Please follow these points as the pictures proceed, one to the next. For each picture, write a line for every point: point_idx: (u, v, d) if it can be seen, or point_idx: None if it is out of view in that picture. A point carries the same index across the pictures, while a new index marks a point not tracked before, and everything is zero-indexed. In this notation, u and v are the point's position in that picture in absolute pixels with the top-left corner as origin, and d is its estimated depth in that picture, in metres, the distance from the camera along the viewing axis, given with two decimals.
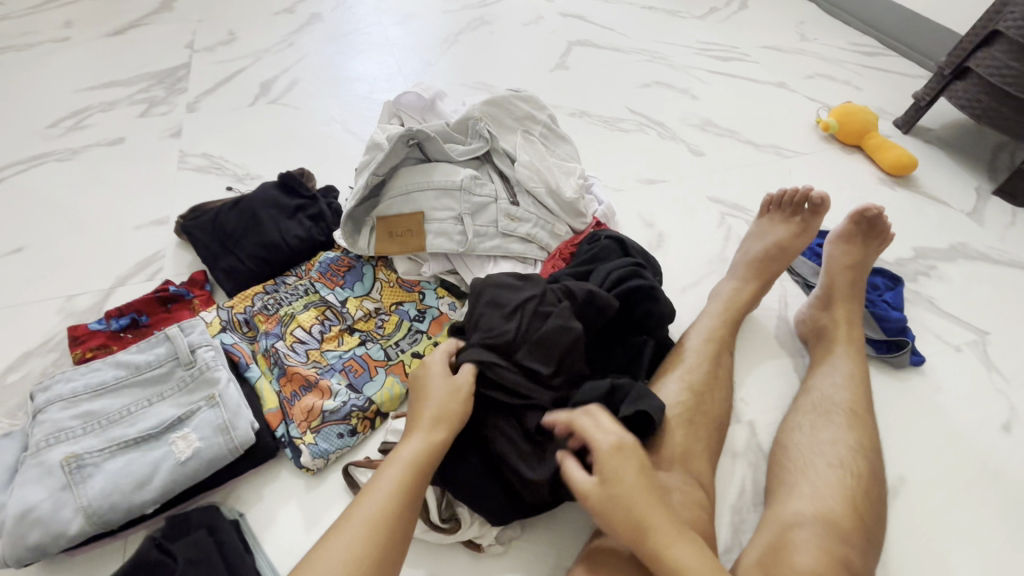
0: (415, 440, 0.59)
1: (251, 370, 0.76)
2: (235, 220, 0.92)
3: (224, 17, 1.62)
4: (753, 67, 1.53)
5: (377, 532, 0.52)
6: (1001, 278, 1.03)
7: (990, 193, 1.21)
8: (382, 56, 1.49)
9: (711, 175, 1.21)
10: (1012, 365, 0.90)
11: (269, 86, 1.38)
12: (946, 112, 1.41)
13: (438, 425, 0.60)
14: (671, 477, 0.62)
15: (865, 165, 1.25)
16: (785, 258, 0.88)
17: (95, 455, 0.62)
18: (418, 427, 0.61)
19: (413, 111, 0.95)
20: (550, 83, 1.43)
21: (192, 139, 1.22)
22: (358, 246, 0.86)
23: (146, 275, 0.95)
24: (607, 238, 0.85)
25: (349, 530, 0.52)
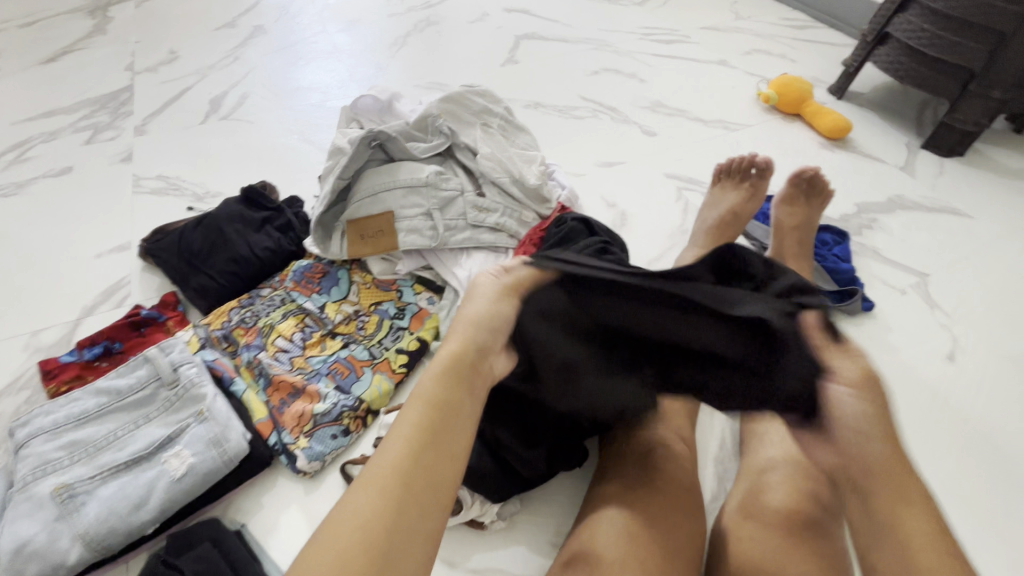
0: (434, 372, 0.53)
1: (235, 384, 0.76)
2: (201, 238, 0.92)
3: (164, 36, 1.58)
4: (694, 47, 1.59)
5: (403, 469, 0.47)
6: (935, 223, 1.12)
7: (919, 147, 1.30)
8: (332, 63, 1.49)
9: (665, 153, 1.26)
10: (951, 301, 0.98)
11: (219, 102, 1.36)
12: (873, 76, 1.50)
13: (461, 351, 0.55)
14: (654, 434, 0.66)
15: (805, 132, 1.33)
16: (739, 222, 0.93)
17: (86, 482, 0.61)
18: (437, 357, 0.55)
19: (371, 114, 0.96)
20: (502, 78, 1.46)
21: (144, 162, 1.19)
22: (331, 251, 0.87)
23: (113, 302, 0.93)
24: (574, 220, 0.88)
25: (372, 470, 0.47)
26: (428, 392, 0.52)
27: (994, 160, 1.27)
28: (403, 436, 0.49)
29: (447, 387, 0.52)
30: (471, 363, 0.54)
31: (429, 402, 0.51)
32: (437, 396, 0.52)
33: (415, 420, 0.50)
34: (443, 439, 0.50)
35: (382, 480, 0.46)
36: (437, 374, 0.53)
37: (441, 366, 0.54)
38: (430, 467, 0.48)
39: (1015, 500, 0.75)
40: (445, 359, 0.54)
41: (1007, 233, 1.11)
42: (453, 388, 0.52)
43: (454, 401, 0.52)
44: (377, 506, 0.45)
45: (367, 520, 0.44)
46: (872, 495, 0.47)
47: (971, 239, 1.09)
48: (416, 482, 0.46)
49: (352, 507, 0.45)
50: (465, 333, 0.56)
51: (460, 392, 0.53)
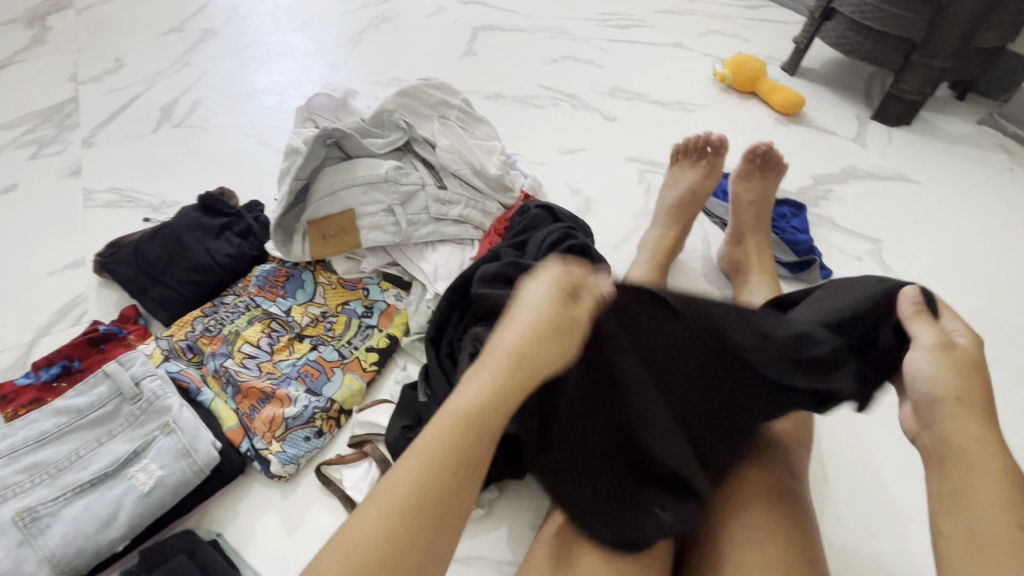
0: (466, 391, 0.50)
1: (203, 393, 0.74)
2: (158, 248, 0.89)
3: (108, 44, 1.53)
4: (650, 31, 1.61)
5: (418, 494, 0.44)
6: (886, 191, 1.16)
7: (869, 118, 1.34)
8: (287, 64, 1.46)
9: (627, 137, 1.28)
10: (904, 264, 1.02)
11: (170, 109, 1.32)
12: (823, 52, 1.54)
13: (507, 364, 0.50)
14: None
15: (761, 109, 1.36)
16: (699, 200, 0.95)
17: (51, 504, 0.60)
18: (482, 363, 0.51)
19: (326, 112, 0.94)
20: (462, 71, 1.45)
21: (95, 175, 1.15)
22: (293, 254, 0.86)
23: (70, 320, 0.90)
24: (537, 208, 0.89)
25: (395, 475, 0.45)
26: (456, 411, 0.48)
27: (939, 128, 1.32)
28: (424, 456, 0.46)
29: (477, 407, 0.48)
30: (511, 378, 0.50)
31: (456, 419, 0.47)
32: (466, 413, 0.48)
33: (432, 441, 0.47)
34: (463, 463, 0.46)
35: (397, 503, 0.44)
36: (472, 389, 0.49)
37: (480, 381, 0.50)
38: (448, 495, 0.45)
39: None
40: (488, 373, 0.50)
41: (953, 196, 1.16)
42: (478, 409, 0.48)
43: (480, 421, 0.48)
44: (386, 532, 0.43)
45: (380, 545, 0.42)
46: (943, 463, 0.48)
47: (920, 204, 1.14)
48: (428, 508, 0.44)
49: (363, 531, 0.42)
50: (511, 348, 0.51)
51: (486, 412, 0.49)
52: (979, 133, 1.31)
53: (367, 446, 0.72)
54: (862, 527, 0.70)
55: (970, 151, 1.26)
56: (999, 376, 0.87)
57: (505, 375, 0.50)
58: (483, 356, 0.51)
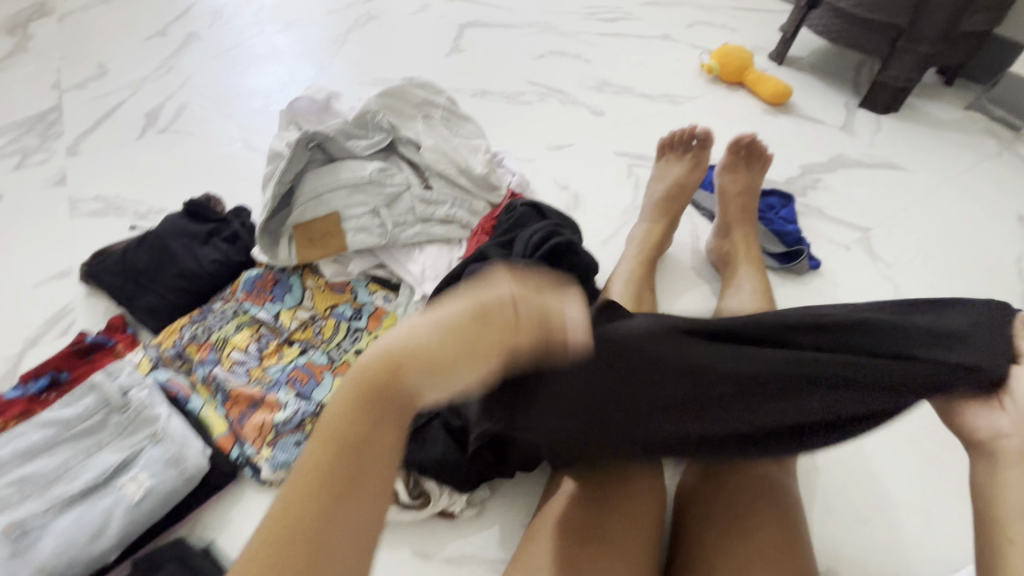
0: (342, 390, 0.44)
1: (192, 401, 0.75)
2: (144, 257, 0.89)
3: (90, 50, 1.51)
4: (637, 24, 1.60)
5: (296, 509, 0.40)
6: (874, 179, 1.16)
7: (857, 106, 1.34)
8: (272, 66, 1.45)
9: (614, 131, 1.27)
10: (893, 252, 1.02)
11: (155, 115, 1.31)
12: (810, 40, 1.54)
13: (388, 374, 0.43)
14: None
15: (749, 100, 1.35)
16: (685, 194, 0.95)
17: (40, 516, 0.60)
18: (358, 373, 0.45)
19: (310, 115, 0.94)
20: (448, 69, 1.44)
21: (80, 183, 1.15)
22: (279, 258, 0.85)
23: (58, 331, 0.90)
24: (523, 206, 0.89)
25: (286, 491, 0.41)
26: (336, 415, 0.43)
27: (927, 114, 1.32)
28: (304, 465, 0.42)
29: (355, 409, 0.43)
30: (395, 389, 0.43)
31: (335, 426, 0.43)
32: (348, 416, 0.43)
33: (314, 446, 0.43)
34: (353, 470, 0.42)
35: (273, 517, 0.40)
36: (350, 387, 0.44)
37: (356, 377, 0.44)
38: (336, 507, 0.41)
39: None
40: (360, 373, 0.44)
41: (941, 182, 1.16)
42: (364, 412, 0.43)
43: (364, 425, 0.43)
44: (262, 547, 0.39)
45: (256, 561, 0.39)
46: None
47: (909, 191, 1.14)
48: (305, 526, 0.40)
49: (243, 547, 0.40)
50: (394, 342, 0.44)
51: (373, 415, 0.43)
52: (967, 118, 1.31)
53: None
54: (852, 514, 0.70)
55: (958, 137, 1.26)
56: None
57: (388, 376, 0.44)
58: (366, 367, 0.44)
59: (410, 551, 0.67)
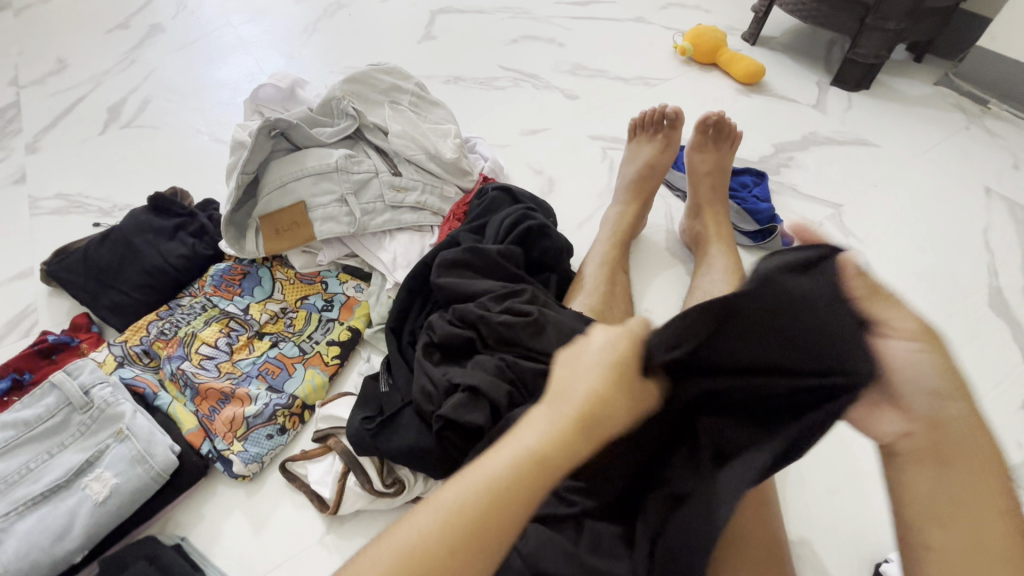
0: (546, 426, 0.44)
1: (160, 398, 0.73)
2: (107, 253, 0.86)
3: (49, 44, 1.46)
4: (611, 7, 1.58)
5: (479, 517, 0.41)
6: (846, 156, 1.17)
7: (829, 84, 1.34)
8: (238, 57, 1.42)
9: (588, 115, 1.26)
10: (864, 227, 1.03)
11: (118, 110, 1.28)
12: (783, 20, 1.54)
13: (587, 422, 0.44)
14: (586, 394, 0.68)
15: (722, 80, 1.35)
16: (657, 174, 0.95)
17: (1, 520, 0.59)
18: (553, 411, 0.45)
19: (274, 103, 0.92)
20: (420, 56, 1.42)
21: (41, 181, 1.11)
22: (246, 251, 0.83)
23: (20, 332, 0.87)
24: (495, 190, 0.88)
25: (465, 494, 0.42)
26: (535, 450, 0.43)
27: (897, 91, 1.33)
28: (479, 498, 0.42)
29: (552, 454, 0.43)
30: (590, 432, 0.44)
31: (536, 459, 0.43)
32: (548, 454, 0.43)
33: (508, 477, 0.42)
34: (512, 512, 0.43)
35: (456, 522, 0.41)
36: (560, 428, 0.44)
37: (568, 419, 0.44)
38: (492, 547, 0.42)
39: None
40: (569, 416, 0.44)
41: (911, 157, 1.17)
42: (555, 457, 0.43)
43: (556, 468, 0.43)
44: (434, 547, 0.40)
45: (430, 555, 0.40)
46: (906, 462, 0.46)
47: (879, 167, 1.15)
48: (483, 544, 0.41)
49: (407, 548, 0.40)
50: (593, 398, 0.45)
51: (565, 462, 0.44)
52: (936, 94, 1.32)
53: (331, 440, 0.70)
54: (824, 485, 0.71)
55: (927, 112, 1.28)
56: (956, 330, 0.89)
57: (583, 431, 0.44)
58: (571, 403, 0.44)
59: None
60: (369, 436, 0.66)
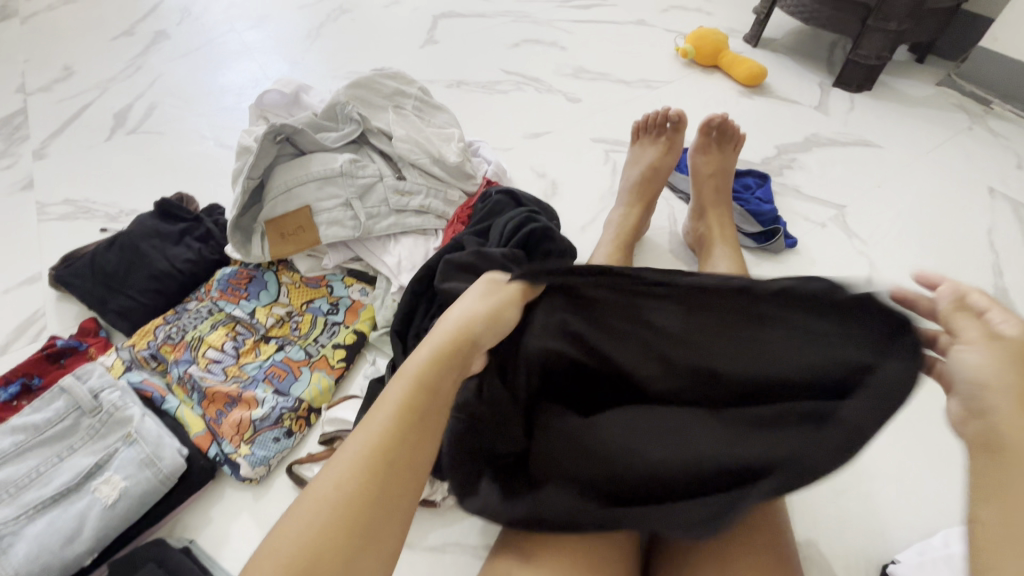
0: (431, 344, 0.52)
1: (167, 401, 0.73)
2: (115, 258, 0.87)
3: (56, 52, 1.48)
4: (613, 10, 1.59)
5: (387, 435, 0.46)
6: (849, 157, 1.17)
7: (831, 86, 1.34)
8: (243, 63, 1.43)
9: (591, 118, 1.27)
10: (868, 228, 1.03)
11: (124, 116, 1.29)
12: (785, 22, 1.54)
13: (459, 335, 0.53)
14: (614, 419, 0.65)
15: (724, 82, 1.35)
16: (660, 176, 0.95)
17: (12, 523, 0.59)
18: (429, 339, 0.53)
19: (279, 108, 0.93)
20: (422, 60, 1.43)
21: (48, 187, 1.12)
22: (252, 255, 0.84)
23: (29, 337, 0.88)
24: (498, 194, 0.88)
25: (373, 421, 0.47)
26: (435, 356, 0.51)
27: (900, 91, 1.33)
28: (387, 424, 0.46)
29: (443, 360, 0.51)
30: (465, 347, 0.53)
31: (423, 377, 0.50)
32: (444, 354, 0.51)
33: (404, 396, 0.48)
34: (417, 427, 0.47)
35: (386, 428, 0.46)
36: (440, 346, 0.52)
37: (443, 340, 0.52)
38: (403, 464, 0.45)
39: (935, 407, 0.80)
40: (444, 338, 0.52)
41: (914, 157, 1.17)
42: (455, 355, 0.51)
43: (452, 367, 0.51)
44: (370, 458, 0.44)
45: (364, 469, 0.44)
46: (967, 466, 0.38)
47: (883, 167, 1.15)
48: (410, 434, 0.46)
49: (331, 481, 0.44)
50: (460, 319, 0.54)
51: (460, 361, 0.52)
52: (939, 94, 1.32)
53: (338, 443, 0.71)
54: (831, 487, 0.72)
55: (930, 113, 1.28)
56: None
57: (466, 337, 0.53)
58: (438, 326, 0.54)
59: None
60: None
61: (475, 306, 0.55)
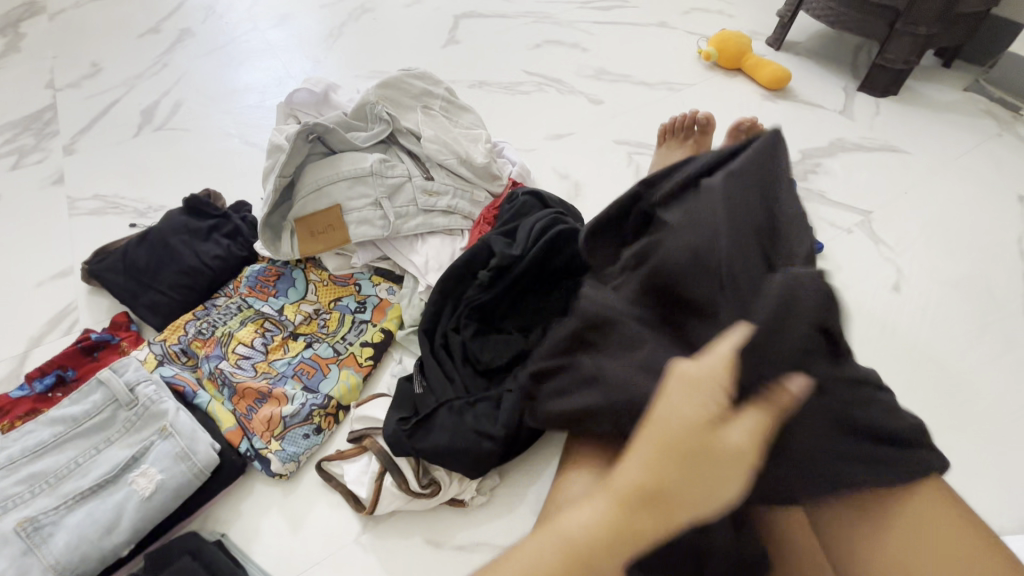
0: (606, 497, 0.41)
1: (199, 396, 0.74)
2: (145, 254, 0.88)
3: (84, 48, 1.50)
4: (635, 12, 1.58)
5: None
6: (873, 161, 1.16)
7: (856, 90, 1.33)
8: (266, 61, 1.44)
9: (613, 119, 1.27)
10: (894, 234, 1.03)
11: (151, 113, 1.30)
12: (808, 25, 1.53)
13: (647, 497, 0.39)
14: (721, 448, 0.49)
15: (747, 85, 1.34)
16: None
17: (52, 513, 0.60)
18: (605, 486, 0.41)
19: (308, 107, 0.94)
20: (445, 60, 1.43)
21: (79, 182, 1.14)
22: (282, 253, 0.85)
23: (62, 329, 0.90)
24: (525, 195, 0.88)
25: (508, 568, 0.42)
26: (619, 511, 0.40)
27: (926, 97, 1.32)
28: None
29: (618, 531, 0.40)
30: (653, 517, 0.39)
31: (575, 553, 0.40)
32: (634, 513, 0.39)
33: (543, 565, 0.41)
34: None
35: None
36: (608, 515, 0.40)
37: (618, 506, 0.40)
38: None
39: (961, 413, 0.80)
40: (621, 492, 0.40)
41: (941, 164, 1.16)
42: (637, 529, 0.39)
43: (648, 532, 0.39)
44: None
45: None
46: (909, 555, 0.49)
47: (908, 173, 1.14)
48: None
49: None
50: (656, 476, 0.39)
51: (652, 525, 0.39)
52: (966, 100, 1.31)
53: (366, 440, 0.70)
54: None
55: (957, 118, 1.26)
56: (991, 343, 0.88)
57: (662, 513, 0.39)
58: (617, 478, 0.41)
59: (422, 539, 0.68)
60: (405, 436, 0.67)
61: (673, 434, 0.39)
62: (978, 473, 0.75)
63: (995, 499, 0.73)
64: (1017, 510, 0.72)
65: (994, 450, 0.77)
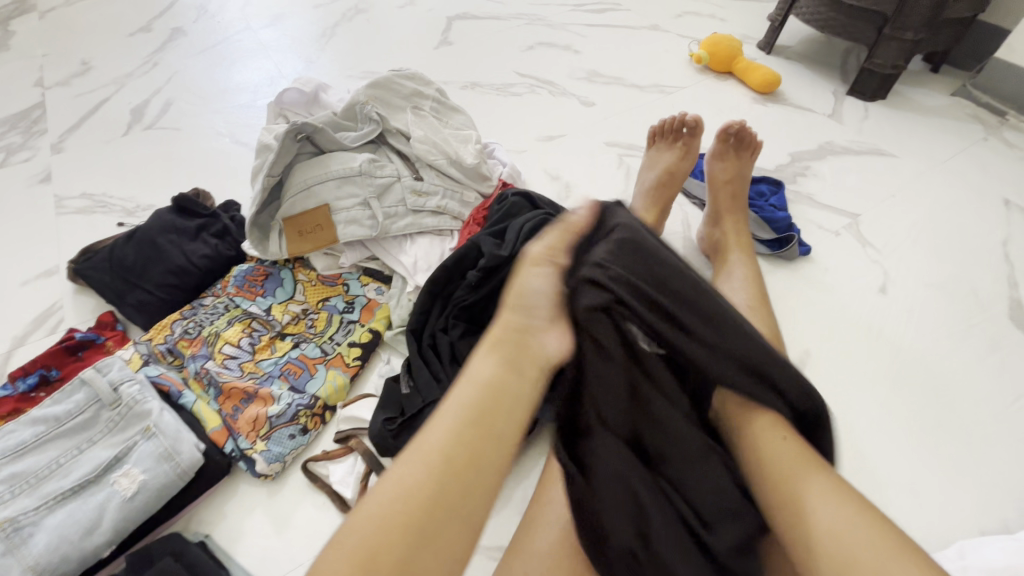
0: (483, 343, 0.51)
1: (184, 396, 0.74)
2: (132, 253, 0.87)
3: (74, 47, 1.49)
4: (627, 15, 1.59)
5: (434, 458, 0.43)
6: (861, 165, 1.17)
7: (845, 94, 1.34)
8: (258, 60, 1.44)
9: (605, 121, 1.27)
10: (882, 237, 1.03)
11: (141, 111, 1.30)
12: (798, 30, 1.54)
13: (509, 332, 0.51)
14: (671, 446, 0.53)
15: (738, 88, 1.35)
16: (675, 181, 0.96)
17: (31, 514, 0.60)
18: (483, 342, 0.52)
19: (298, 107, 0.94)
20: (438, 62, 1.43)
21: (67, 181, 1.13)
22: (269, 252, 0.85)
23: (46, 329, 0.89)
24: (514, 196, 0.88)
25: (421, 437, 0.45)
26: (493, 348, 0.50)
27: (914, 101, 1.33)
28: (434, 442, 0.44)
29: (496, 362, 0.49)
30: (518, 338, 0.51)
31: (475, 388, 0.47)
32: (500, 344, 0.51)
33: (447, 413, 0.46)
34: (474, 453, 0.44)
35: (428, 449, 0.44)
36: (485, 353, 0.50)
37: (489, 350, 0.50)
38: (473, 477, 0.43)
39: (946, 413, 0.81)
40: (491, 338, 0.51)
41: (929, 168, 1.17)
42: (510, 352, 0.50)
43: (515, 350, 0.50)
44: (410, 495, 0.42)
45: (416, 503, 0.41)
46: None
47: (895, 177, 1.15)
48: (488, 446, 0.45)
49: (367, 516, 0.41)
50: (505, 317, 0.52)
51: (517, 347, 0.51)
52: (953, 104, 1.32)
53: (353, 440, 0.72)
54: None
55: (945, 123, 1.27)
56: (977, 344, 0.88)
57: (516, 335, 0.51)
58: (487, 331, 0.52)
59: None
60: (391, 437, 0.69)
61: (527, 296, 0.52)
62: (962, 472, 0.76)
63: (982, 500, 0.73)
64: (1001, 510, 0.72)
65: (978, 450, 0.78)
